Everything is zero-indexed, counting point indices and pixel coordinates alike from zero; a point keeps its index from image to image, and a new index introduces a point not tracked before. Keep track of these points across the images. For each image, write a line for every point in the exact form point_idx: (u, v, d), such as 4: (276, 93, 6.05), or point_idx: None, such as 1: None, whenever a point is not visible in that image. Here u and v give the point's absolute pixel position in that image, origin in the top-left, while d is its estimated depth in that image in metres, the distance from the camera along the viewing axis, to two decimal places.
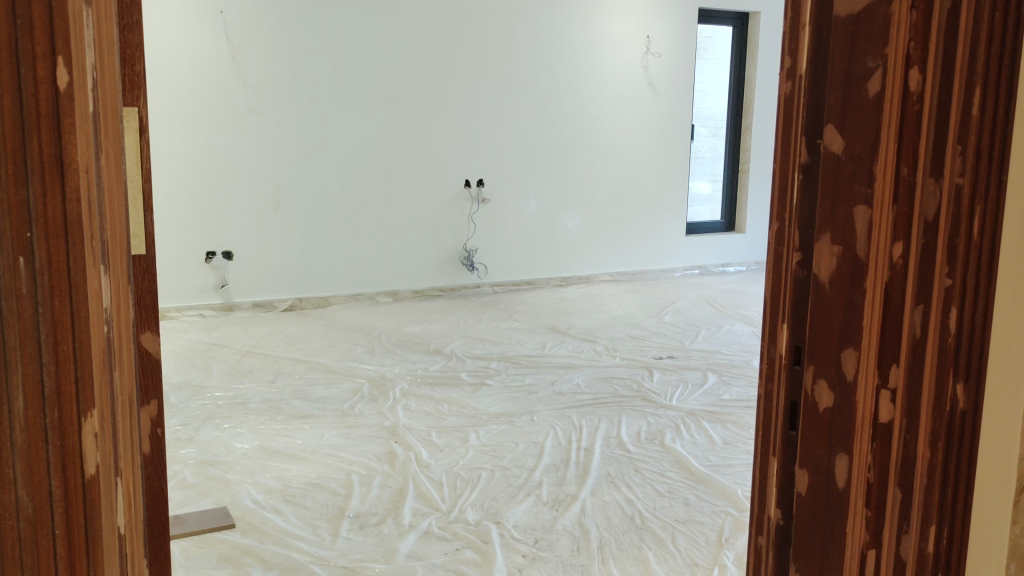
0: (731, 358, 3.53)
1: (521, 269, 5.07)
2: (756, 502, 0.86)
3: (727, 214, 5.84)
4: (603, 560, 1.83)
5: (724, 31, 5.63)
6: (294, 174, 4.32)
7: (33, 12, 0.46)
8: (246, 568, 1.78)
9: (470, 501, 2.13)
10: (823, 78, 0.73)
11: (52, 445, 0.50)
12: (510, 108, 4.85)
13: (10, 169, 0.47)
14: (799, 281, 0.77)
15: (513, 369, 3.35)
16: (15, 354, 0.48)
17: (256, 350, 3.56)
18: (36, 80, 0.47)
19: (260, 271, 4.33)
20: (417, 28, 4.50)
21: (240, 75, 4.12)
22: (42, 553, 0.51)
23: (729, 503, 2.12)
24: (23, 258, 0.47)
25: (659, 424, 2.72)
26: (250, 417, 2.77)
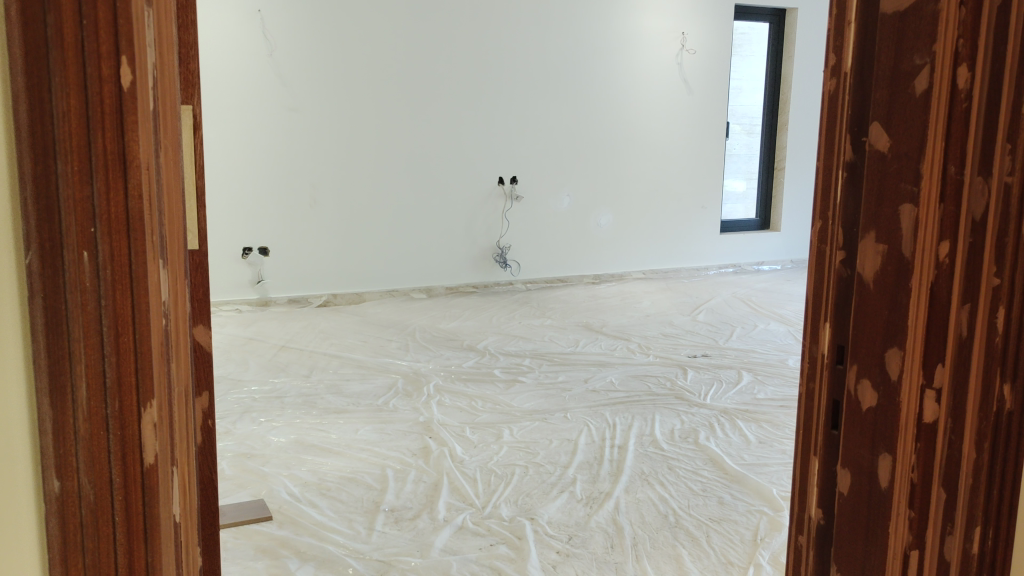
0: (766, 357, 3.50)
1: (553, 267, 5.07)
2: (796, 502, 0.86)
3: (762, 212, 5.79)
4: (637, 558, 1.83)
5: (759, 27, 5.58)
6: (330, 171, 4.36)
7: (98, 12, 0.47)
8: (283, 559, 1.80)
9: (505, 497, 2.15)
10: (869, 76, 0.73)
11: (113, 434, 0.51)
12: (545, 106, 4.85)
13: (75, 165, 0.48)
14: (842, 281, 0.77)
15: (547, 366, 3.36)
16: (79, 345, 0.50)
17: (291, 345, 3.60)
18: (101, 79, 0.48)
19: (296, 267, 4.38)
20: (452, 27, 4.52)
21: (277, 72, 4.16)
22: (103, 539, 0.52)
23: (764, 503, 2.11)
24: (87, 253, 0.49)
25: (693, 423, 2.71)
26: (286, 411, 2.80)
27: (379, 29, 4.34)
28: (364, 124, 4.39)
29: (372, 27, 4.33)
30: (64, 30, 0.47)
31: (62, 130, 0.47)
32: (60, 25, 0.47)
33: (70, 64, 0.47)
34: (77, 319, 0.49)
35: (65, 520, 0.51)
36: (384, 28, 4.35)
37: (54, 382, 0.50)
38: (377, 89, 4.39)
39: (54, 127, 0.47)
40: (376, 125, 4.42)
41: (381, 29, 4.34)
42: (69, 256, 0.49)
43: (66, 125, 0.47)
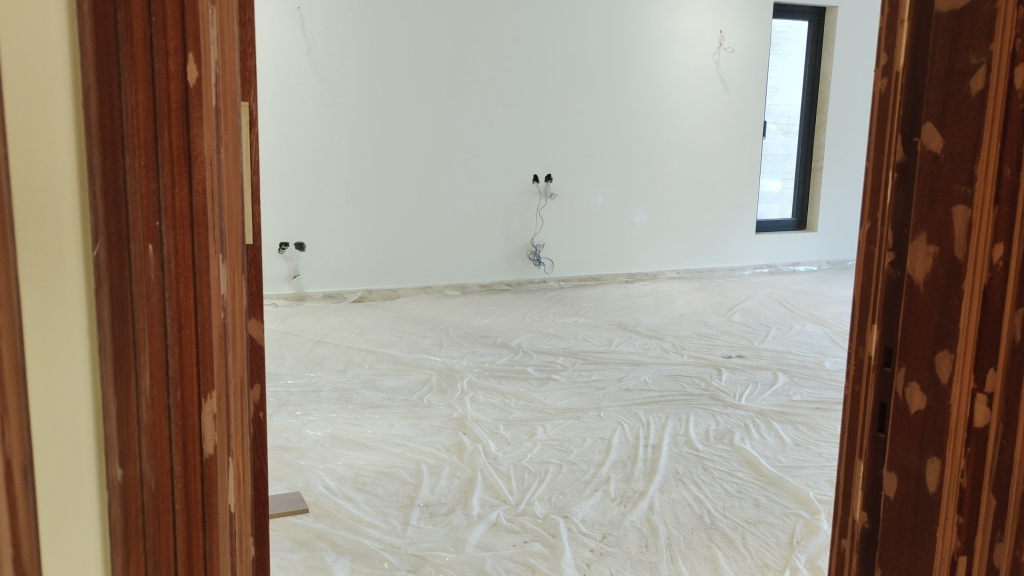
0: (802, 358, 3.47)
1: (587, 265, 5.06)
2: (841, 505, 0.85)
3: (798, 212, 5.74)
4: (671, 558, 1.83)
5: (798, 26, 5.52)
6: (367, 168, 4.38)
7: (166, 9, 0.48)
8: (319, 552, 1.82)
9: (538, 494, 2.15)
10: (921, 76, 0.72)
11: (174, 424, 0.52)
12: (580, 104, 4.84)
13: (143, 160, 0.49)
14: (891, 282, 0.76)
15: (580, 365, 3.36)
16: (143, 334, 0.51)
17: (327, 340, 3.63)
18: (168, 75, 0.49)
19: (331, 262, 4.41)
20: (489, 25, 4.53)
21: (316, 69, 4.19)
22: (163, 526, 0.53)
23: (800, 506, 2.09)
24: (152, 246, 0.50)
25: (728, 423, 2.69)
26: (321, 405, 2.82)
27: (417, 27, 4.36)
28: (400, 121, 4.41)
29: (409, 25, 4.34)
30: (133, 26, 0.47)
31: (131, 125, 0.48)
32: (129, 23, 0.47)
33: (140, 59, 0.48)
34: (142, 309, 0.50)
35: (126, 506, 0.52)
36: (422, 26, 4.37)
37: (118, 373, 0.51)
38: (414, 87, 4.41)
39: (123, 122, 0.48)
40: (413, 123, 4.44)
41: (419, 27, 4.36)
42: (135, 248, 0.50)
43: (134, 121, 0.48)
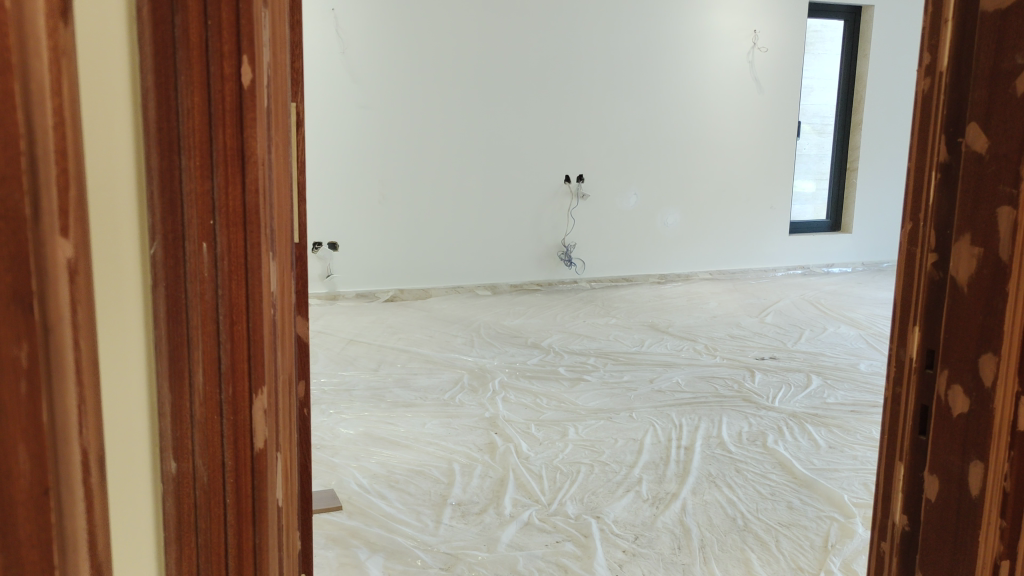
0: (836, 360, 3.44)
1: (618, 266, 5.06)
2: (881, 508, 0.85)
3: (833, 213, 5.68)
4: (705, 559, 1.82)
5: (834, 25, 5.47)
6: (400, 168, 4.41)
7: (221, 12, 0.49)
8: (353, 549, 1.84)
9: (570, 494, 2.15)
10: (966, 76, 0.72)
11: (226, 419, 0.53)
12: (612, 103, 4.83)
13: (198, 160, 0.50)
14: (934, 283, 0.76)
15: (612, 365, 3.35)
16: (197, 331, 0.52)
17: (360, 339, 3.66)
18: (223, 76, 0.49)
19: (364, 262, 4.44)
20: (521, 25, 4.54)
21: (349, 70, 4.22)
22: (215, 520, 0.54)
23: (834, 509, 2.07)
24: (206, 244, 0.51)
25: (761, 425, 2.68)
26: (354, 403, 2.85)
27: (450, 29, 4.38)
28: (433, 122, 4.43)
29: (442, 26, 4.36)
30: (190, 30, 0.48)
31: (187, 126, 0.49)
32: (186, 27, 0.48)
33: (195, 62, 0.49)
34: (196, 307, 0.51)
35: (180, 500, 0.53)
36: (454, 27, 4.39)
37: (173, 367, 0.52)
38: (447, 88, 4.43)
39: (179, 125, 0.49)
40: (446, 123, 4.46)
41: (452, 28, 4.38)
42: (190, 247, 0.51)
43: (190, 123, 0.49)
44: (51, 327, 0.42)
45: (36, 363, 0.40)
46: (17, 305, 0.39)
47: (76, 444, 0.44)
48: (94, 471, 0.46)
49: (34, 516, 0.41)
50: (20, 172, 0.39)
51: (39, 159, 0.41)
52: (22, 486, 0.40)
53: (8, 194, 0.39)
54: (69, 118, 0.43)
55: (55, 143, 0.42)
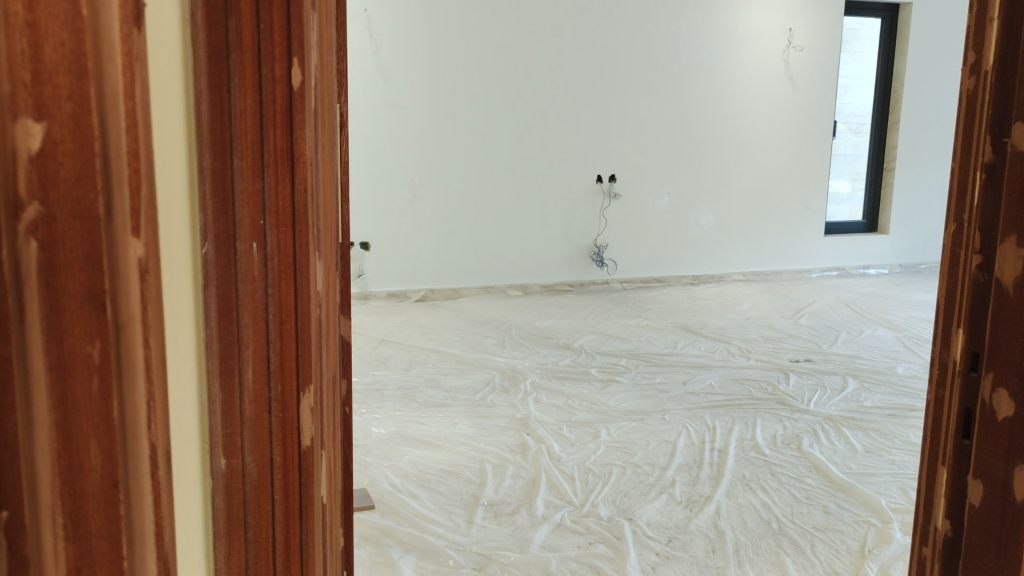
0: (873, 363, 3.40)
1: (650, 267, 5.04)
2: (924, 512, 0.84)
3: (869, 214, 5.61)
4: (739, 563, 1.81)
5: (870, 23, 5.41)
6: (433, 168, 4.43)
7: (273, 17, 0.49)
8: (385, 548, 1.85)
9: (602, 496, 2.15)
10: (1011, 75, 0.71)
11: (275, 417, 0.54)
12: (646, 102, 4.82)
13: (250, 160, 0.50)
14: (979, 285, 0.74)
15: (644, 367, 3.34)
16: (248, 331, 0.52)
17: (392, 339, 3.67)
18: (274, 79, 0.50)
19: (396, 262, 4.46)
20: (553, 25, 4.54)
21: (381, 69, 4.24)
22: (264, 515, 0.55)
23: (871, 514, 2.05)
24: (256, 244, 0.51)
25: (796, 428, 2.65)
26: (387, 403, 2.86)
27: (483, 29, 4.39)
28: (467, 122, 4.45)
29: (476, 26, 4.38)
30: (243, 33, 0.49)
31: (240, 128, 0.50)
32: (240, 31, 0.49)
33: (249, 64, 0.49)
34: (247, 306, 0.52)
35: (230, 496, 0.54)
36: (486, 26, 4.40)
37: (223, 365, 0.52)
38: (480, 88, 4.44)
39: (232, 126, 0.50)
40: (478, 124, 4.47)
41: (486, 28, 4.40)
42: (242, 246, 0.51)
43: (242, 123, 0.50)
44: (123, 324, 0.40)
45: (109, 360, 0.39)
46: (90, 304, 0.38)
47: (146, 441, 0.42)
48: (163, 471, 0.44)
49: (105, 509, 0.40)
50: (95, 172, 0.37)
51: (112, 161, 0.39)
52: (93, 481, 0.39)
53: (82, 194, 0.37)
54: (143, 116, 0.41)
55: (129, 146, 0.40)
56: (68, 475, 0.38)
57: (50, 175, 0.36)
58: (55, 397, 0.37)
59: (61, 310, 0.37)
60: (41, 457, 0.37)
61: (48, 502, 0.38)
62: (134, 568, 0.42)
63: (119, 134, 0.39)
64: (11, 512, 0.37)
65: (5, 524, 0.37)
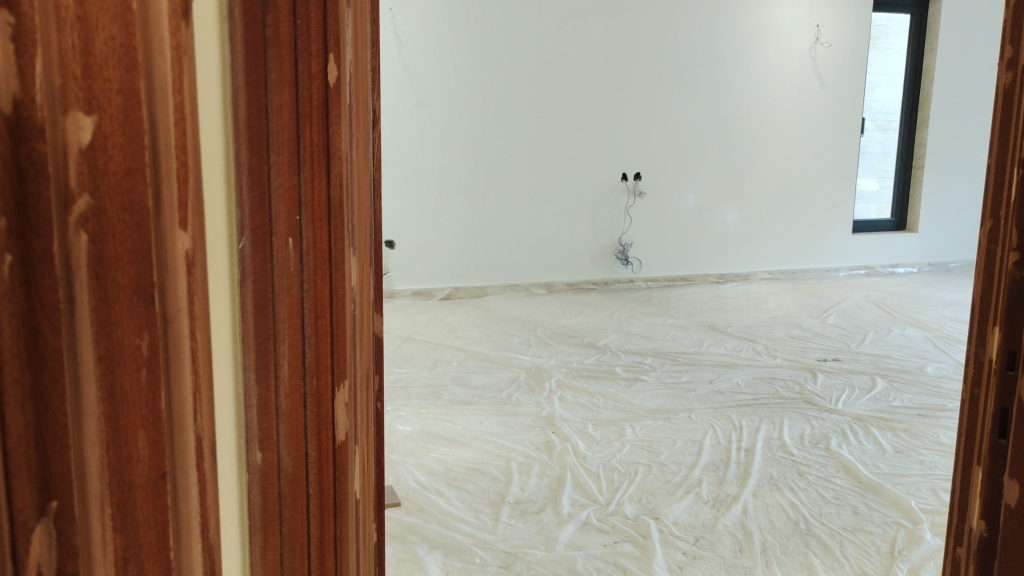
0: (902, 363, 3.36)
1: (676, 266, 5.02)
2: (960, 513, 0.83)
3: (897, 212, 5.55)
4: (767, 563, 1.80)
5: (899, 19, 5.35)
6: (458, 167, 4.43)
7: (310, 13, 0.49)
8: (412, 545, 1.86)
9: (628, 495, 2.14)
10: None
11: (310, 411, 0.54)
12: (671, 99, 4.80)
13: (286, 155, 0.50)
14: (1014, 282, 0.73)
15: (669, 365, 3.33)
16: (283, 326, 0.52)
17: (417, 337, 3.69)
18: (310, 75, 0.50)
19: (420, 260, 4.47)
20: (578, 22, 4.53)
21: (406, 68, 4.26)
22: (299, 509, 0.55)
23: (901, 515, 2.03)
24: (292, 239, 0.51)
25: (824, 428, 2.63)
26: (412, 400, 2.87)
27: (509, 26, 4.39)
28: (492, 120, 4.45)
29: (501, 23, 4.38)
30: (281, 29, 0.49)
31: (276, 123, 0.50)
32: (277, 26, 0.49)
33: (286, 61, 0.49)
34: (282, 300, 0.52)
35: (266, 490, 0.54)
36: (511, 25, 4.40)
37: (260, 360, 0.52)
38: (506, 85, 4.44)
39: (269, 121, 0.50)
40: (503, 121, 4.47)
41: (511, 25, 4.39)
42: (278, 242, 0.51)
43: (279, 120, 0.50)
44: (169, 316, 0.41)
45: (156, 352, 0.39)
46: (138, 297, 0.38)
47: (191, 431, 0.43)
48: (207, 460, 0.45)
49: (152, 500, 0.40)
50: (143, 165, 0.38)
51: (159, 154, 0.39)
52: (140, 471, 0.39)
53: (131, 185, 0.37)
54: (191, 111, 0.41)
55: (176, 140, 0.40)
56: (116, 466, 0.39)
57: (100, 167, 0.36)
58: (104, 389, 0.38)
59: (110, 302, 0.37)
60: (91, 447, 0.38)
61: (98, 493, 0.38)
62: (180, 556, 0.43)
63: (165, 128, 0.39)
64: (62, 501, 0.37)
65: (55, 512, 0.37)
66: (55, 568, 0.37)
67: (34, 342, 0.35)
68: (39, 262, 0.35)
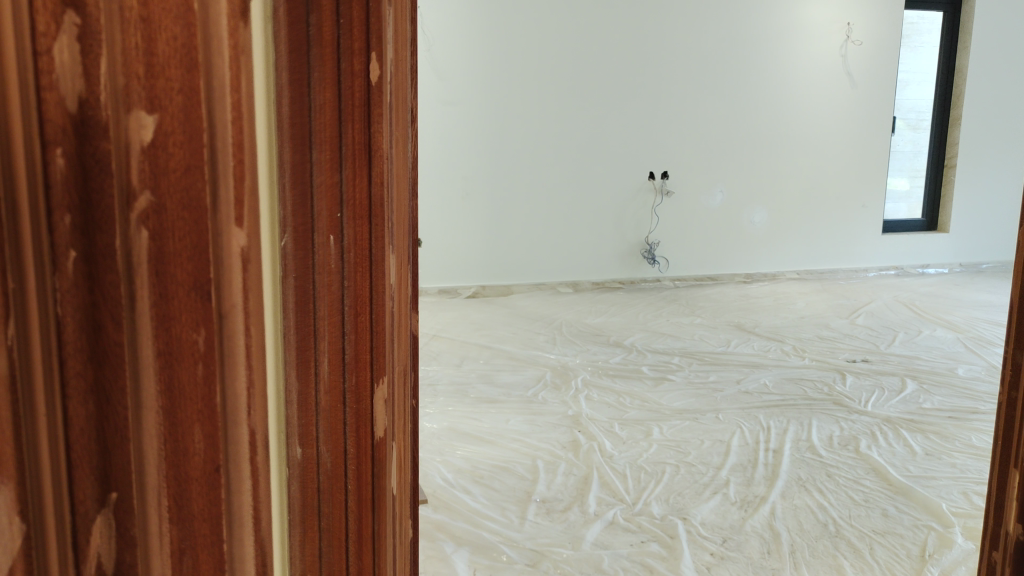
0: (933, 364, 3.33)
1: (703, 265, 4.99)
2: (995, 517, 0.81)
3: (929, 212, 5.49)
4: (796, 565, 1.79)
5: (931, 17, 5.30)
6: (485, 166, 4.43)
7: (353, 12, 0.50)
8: (439, 542, 1.87)
9: (655, 495, 2.13)
10: None
11: (350, 407, 0.54)
12: (700, 98, 4.77)
13: (329, 154, 0.50)
14: None
15: (696, 365, 3.31)
16: (325, 322, 0.53)
17: (443, 334, 3.70)
18: (353, 73, 0.50)
19: (446, 258, 4.49)
20: (606, 21, 4.52)
21: (434, 67, 4.27)
22: (337, 504, 0.55)
23: (932, 518, 2.00)
24: (334, 237, 0.52)
25: (853, 430, 2.60)
26: (438, 398, 2.88)
27: (537, 26, 4.39)
28: (518, 120, 4.45)
29: (529, 23, 4.38)
30: (324, 29, 0.49)
31: (319, 122, 0.50)
32: (321, 26, 0.49)
33: (329, 60, 0.49)
34: (323, 298, 0.52)
35: (305, 484, 0.54)
36: (538, 23, 4.39)
37: (301, 356, 0.52)
38: (533, 84, 4.44)
39: (312, 120, 0.50)
40: (530, 121, 4.47)
41: (539, 24, 4.39)
42: (319, 240, 0.51)
43: (322, 118, 0.50)
44: (225, 312, 0.41)
45: (212, 348, 0.40)
46: (196, 293, 0.39)
47: (245, 426, 0.43)
48: (261, 455, 0.45)
49: (207, 492, 0.41)
50: (202, 162, 0.38)
51: (214, 152, 0.39)
52: (196, 464, 0.40)
53: (191, 183, 0.38)
54: (248, 109, 0.41)
55: (234, 137, 0.40)
56: (172, 459, 0.39)
57: (161, 165, 0.37)
58: (162, 382, 0.39)
59: (169, 298, 0.38)
60: (148, 442, 0.39)
61: (155, 485, 0.39)
62: (233, 551, 0.43)
63: (222, 127, 0.39)
64: (121, 493, 0.38)
65: (115, 504, 0.38)
66: (114, 560, 0.39)
67: (97, 336, 0.36)
68: (101, 259, 0.36)
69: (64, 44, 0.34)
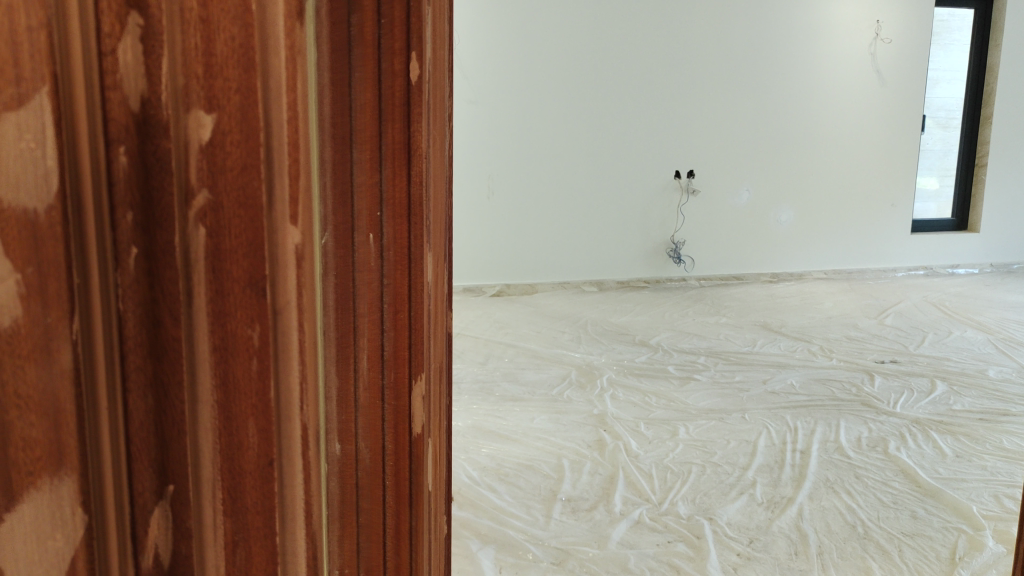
0: (963, 366, 3.29)
1: (729, 264, 4.97)
2: None
3: (959, 212, 5.42)
4: (824, 567, 1.77)
5: (962, 14, 5.24)
6: (508, 165, 4.44)
7: (394, 13, 0.50)
8: (464, 540, 1.87)
9: (682, 494, 2.13)
10: None
11: (387, 404, 0.54)
12: (727, 96, 4.74)
13: (369, 152, 0.50)
14: None
15: (723, 365, 3.29)
16: (364, 319, 0.52)
17: (468, 333, 3.71)
18: (393, 73, 0.50)
19: (471, 257, 4.50)
20: (632, 19, 4.51)
21: (459, 66, 4.29)
22: (376, 501, 0.55)
23: (962, 521, 1.98)
24: (373, 234, 0.52)
25: (881, 431, 2.58)
26: (463, 396, 2.89)
27: (563, 26, 4.39)
28: (543, 118, 4.45)
29: (555, 21, 4.37)
30: (365, 28, 0.49)
31: (360, 122, 0.50)
32: (362, 26, 0.49)
33: (370, 60, 0.50)
34: (363, 293, 0.52)
35: (344, 481, 0.54)
36: (564, 22, 4.39)
37: (340, 353, 0.52)
38: (558, 83, 4.43)
39: (353, 119, 0.50)
40: (554, 120, 4.47)
41: (565, 23, 4.39)
42: (359, 237, 0.51)
43: (363, 118, 0.50)
44: (278, 308, 0.41)
45: (268, 342, 0.40)
46: (252, 289, 0.39)
47: (298, 420, 0.43)
48: (311, 451, 0.45)
49: (260, 485, 0.41)
50: (259, 161, 0.39)
51: (266, 151, 0.39)
52: (249, 458, 0.41)
53: (247, 181, 0.38)
54: (302, 113, 0.41)
55: (289, 137, 0.40)
56: (225, 452, 0.40)
57: (218, 163, 0.38)
58: (217, 376, 0.39)
59: (226, 294, 0.39)
60: (204, 434, 0.39)
61: (210, 477, 0.40)
62: (285, 544, 0.44)
63: (276, 128, 0.39)
64: (177, 485, 0.39)
65: (171, 496, 0.39)
66: (171, 550, 0.39)
67: (156, 330, 0.37)
68: (161, 255, 0.37)
69: (127, 45, 0.35)
